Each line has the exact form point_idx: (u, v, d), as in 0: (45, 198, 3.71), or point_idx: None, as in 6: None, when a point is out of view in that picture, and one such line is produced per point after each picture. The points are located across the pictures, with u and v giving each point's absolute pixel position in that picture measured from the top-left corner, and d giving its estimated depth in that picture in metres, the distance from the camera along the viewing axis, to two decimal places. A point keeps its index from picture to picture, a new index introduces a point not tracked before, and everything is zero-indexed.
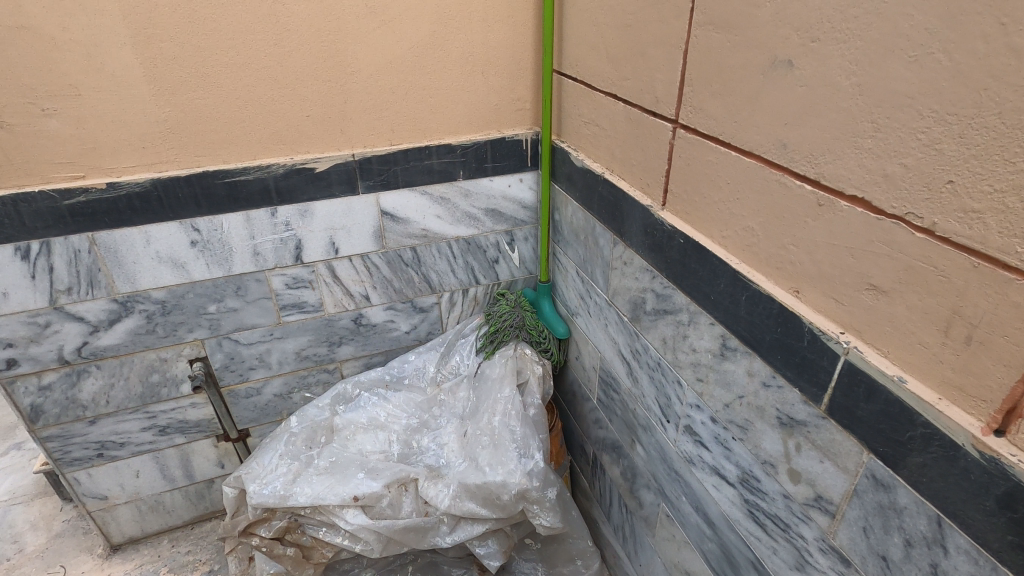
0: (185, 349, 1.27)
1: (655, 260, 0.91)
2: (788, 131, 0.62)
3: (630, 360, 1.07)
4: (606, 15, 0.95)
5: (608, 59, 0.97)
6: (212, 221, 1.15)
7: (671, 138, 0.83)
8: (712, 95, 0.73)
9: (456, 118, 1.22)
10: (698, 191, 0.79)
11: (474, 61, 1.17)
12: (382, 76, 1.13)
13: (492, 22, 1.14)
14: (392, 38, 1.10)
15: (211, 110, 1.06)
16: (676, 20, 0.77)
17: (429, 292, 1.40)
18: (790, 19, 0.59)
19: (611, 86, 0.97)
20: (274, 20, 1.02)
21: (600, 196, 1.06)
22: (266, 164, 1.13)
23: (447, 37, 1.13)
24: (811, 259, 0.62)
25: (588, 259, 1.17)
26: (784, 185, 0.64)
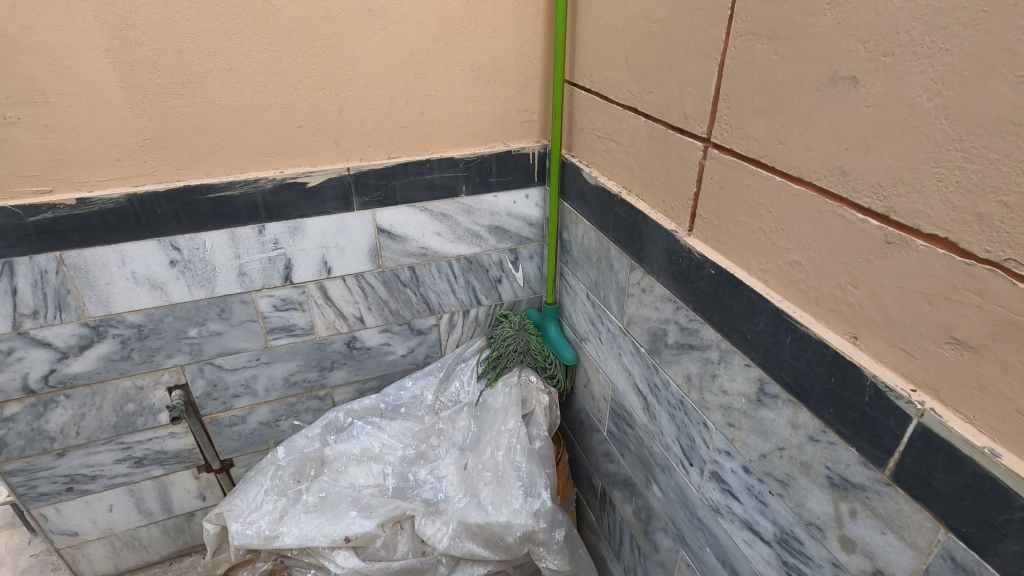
0: (163, 376, 1.17)
1: (680, 290, 0.83)
2: (849, 157, 0.54)
3: (647, 395, 0.99)
4: (627, 21, 0.87)
5: (628, 70, 0.89)
6: (193, 239, 1.06)
7: (702, 159, 0.76)
8: (753, 113, 0.66)
9: (460, 130, 1.14)
10: (733, 218, 0.72)
11: (480, 70, 1.09)
12: (380, 85, 1.05)
13: (500, 29, 1.07)
14: (393, 44, 1.02)
15: (194, 119, 0.97)
16: (711, 28, 0.70)
17: (427, 314, 1.31)
18: (855, 29, 0.52)
19: (632, 99, 0.90)
20: (265, 23, 0.94)
21: (616, 217, 0.98)
22: (253, 178, 1.04)
23: (451, 44, 1.05)
24: (874, 303, 0.55)
25: (600, 283, 1.09)
26: (842, 218, 0.56)
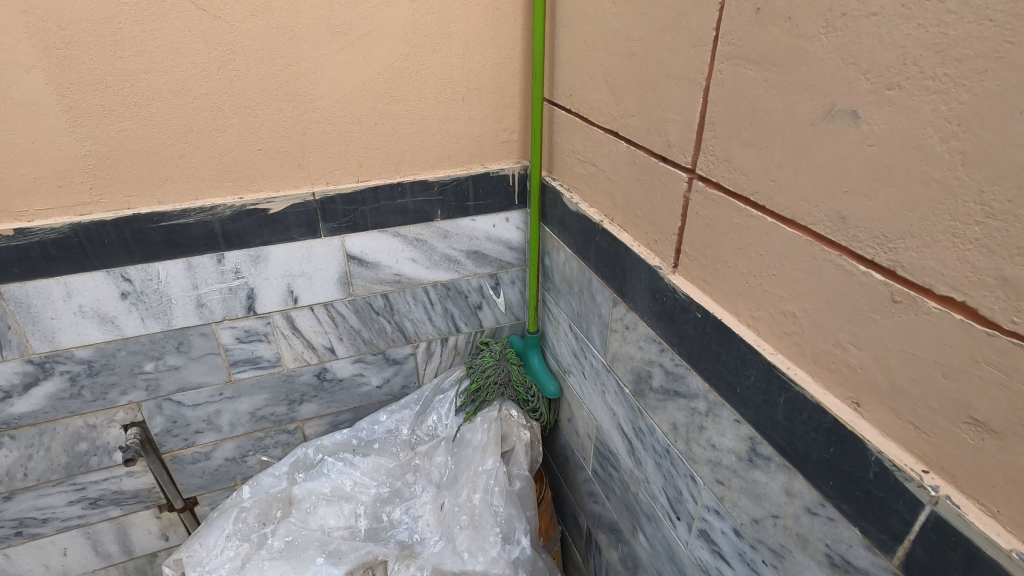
0: (117, 414, 1.10)
1: (665, 331, 0.76)
2: (848, 201, 0.48)
3: (632, 439, 0.92)
4: (607, 39, 0.81)
5: (608, 91, 0.83)
6: (146, 269, 0.98)
7: (687, 191, 0.69)
8: (742, 145, 0.59)
9: (434, 151, 1.07)
10: (721, 258, 0.65)
11: (454, 88, 1.03)
12: (346, 105, 0.98)
13: (475, 45, 1.00)
14: (359, 61, 0.95)
15: (143, 143, 0.90)
16: (695, 50, 0.63)
17: (403, 342, 1.24)
18: (855, 58, 0.45)
19: (613, 122, 0.83)
20: (218, 40, 0.87)
21: (597, 247, 0.91)
22: (209, 205, 0.97)
23: (423, 61, 0.99)
24: (878, 368, 0.48)
25: (583, 314, 1.02)
26: (841, 269, 0.49)
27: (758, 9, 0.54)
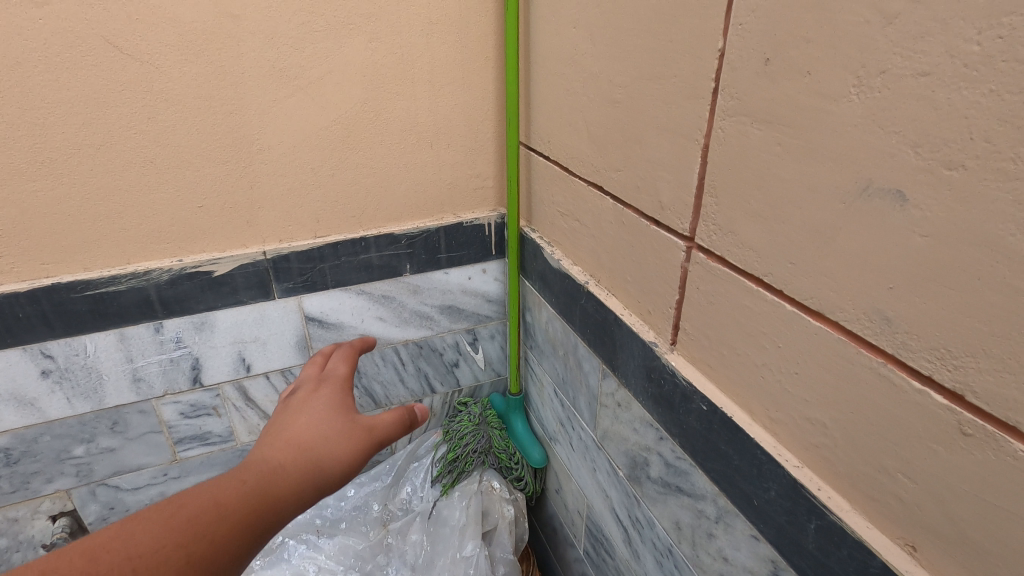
0: (42, 504, 0.97)
1: (663, 417, 0.66)
2: (892, 300, 0.38)
3: (629, 528, 0.81)
4: (586, 82, 0.72)
5: (590, 140, 0.73)
6: (70, 344, 0.86)
7: (685, 262, 0.60)
8: (750, 216, 0.50)
9: (400, 201, 0.97)
10: (728, 343, 0.55)
11: (421, 132, 0.93)
12: (299, 155, 0.88)
13: (442, 85, 0.91)
14: (311, 107, 0.85)
15: (61, 203, 0.79)
16: (689, 103, 0.54)
17: (372, 407, 1.13)
18: (898, 128, 0.36)
19: (596, 174, 0.74)
20: (146, 87, 0.76)
21: (583, 310, 0.81)
22: (144, 270, 0.86)
23: (384, 105, 0.89)
24: (940, 509, 0.38)
25: (569, 381, 0.92)
26: (886, 381, 0.40)
27: (767, 59, 0.45)
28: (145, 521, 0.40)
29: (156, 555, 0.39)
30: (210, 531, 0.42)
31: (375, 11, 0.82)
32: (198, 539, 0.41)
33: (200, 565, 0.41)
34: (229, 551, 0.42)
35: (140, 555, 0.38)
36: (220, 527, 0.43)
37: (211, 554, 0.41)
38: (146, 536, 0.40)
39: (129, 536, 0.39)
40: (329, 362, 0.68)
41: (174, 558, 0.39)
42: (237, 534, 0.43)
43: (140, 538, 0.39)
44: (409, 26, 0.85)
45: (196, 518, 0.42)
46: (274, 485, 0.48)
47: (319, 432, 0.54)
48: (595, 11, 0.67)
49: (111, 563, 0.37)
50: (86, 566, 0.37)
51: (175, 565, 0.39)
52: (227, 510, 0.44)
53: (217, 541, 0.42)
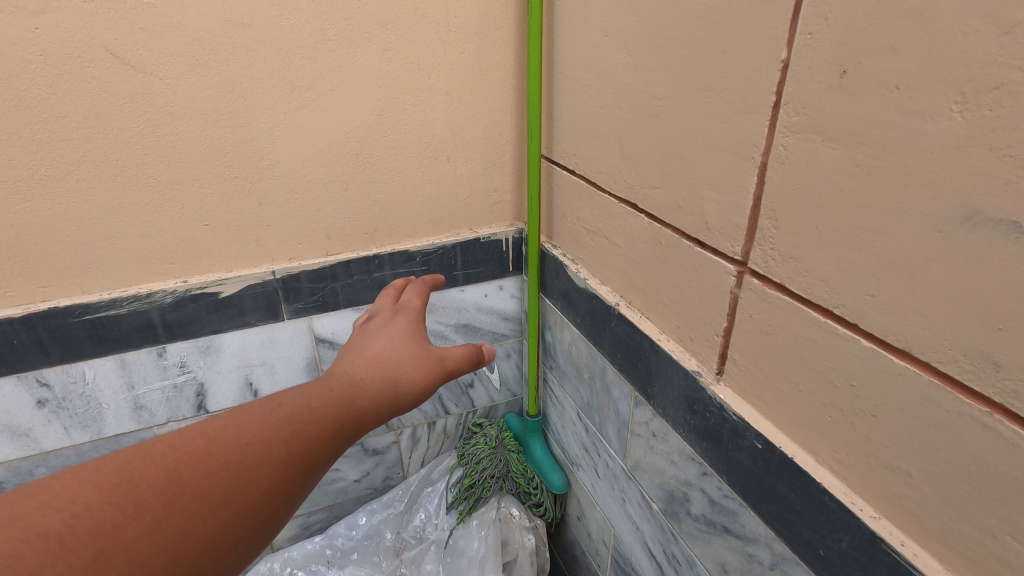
0: None
1: (707, 451, 0.62)
2: (1002, 344, 0.34)
3: (664, 566, 0.76)
4: (618, 94, 0.67)
5: (621, 155, 0.69)
6: (67, 371, 0.82)
7: (736, 289, 0.55)
8: (817, 242, 0.45)
9: (415, 217, 0.93)
10: (787, 377, 0.51)
11: (437, 145, 0.89)
12: (309, 170, 0.84)
13: (459, 96, 0.87)
14: (323, 120, 0.81)
15: (58, 224, 0.74)
16: (743, 118, 0.50)
17: (384, 431, 1.08)
18: (1015, 151, 0.32)
19: (628, 190, 0.69)
20: (149, 101, 0.72)
21: (613, 333, 0.77)
22: (146, 293, 0.82)
23: (398, 117, 0.85)
24: None
25: (595, 406, 0.87)
26: (992, 432, 0.36)
27: (842, 72, 0.41)
28: (252, 418, 0.46)
29: (261, 444, 0.44)
30: (306, 430, 0.47)
31: (391, 18, 0.78)
32: (296, 436, 0.46)
33: (299, 458, 0.46)
34: (322, 447, 0.47)
35: (249, 445, 0.44)
36: (313, 430, 0.47)
37: (307, 449, 0.46)
38: (253, 430, 0.45)
39: (239, 429, 0.45)
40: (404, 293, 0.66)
41: (278, 449, 0.45)
42: (327, 435, 0.48)
43: (248, 430, 0.45)
44: (425, 35, 0.81)
45: (293, 418, 0.47)
46: (357, 396, 0.52)
47: (395, 356, 0.56)
48: (630, 18, 0.62)
49: (226, 449, 0.43)
50: (206, 448, 0.43)
51: (278, 457, 0.44)
52: (319, 415, 0.48)
53: (311, 440, 0.47)
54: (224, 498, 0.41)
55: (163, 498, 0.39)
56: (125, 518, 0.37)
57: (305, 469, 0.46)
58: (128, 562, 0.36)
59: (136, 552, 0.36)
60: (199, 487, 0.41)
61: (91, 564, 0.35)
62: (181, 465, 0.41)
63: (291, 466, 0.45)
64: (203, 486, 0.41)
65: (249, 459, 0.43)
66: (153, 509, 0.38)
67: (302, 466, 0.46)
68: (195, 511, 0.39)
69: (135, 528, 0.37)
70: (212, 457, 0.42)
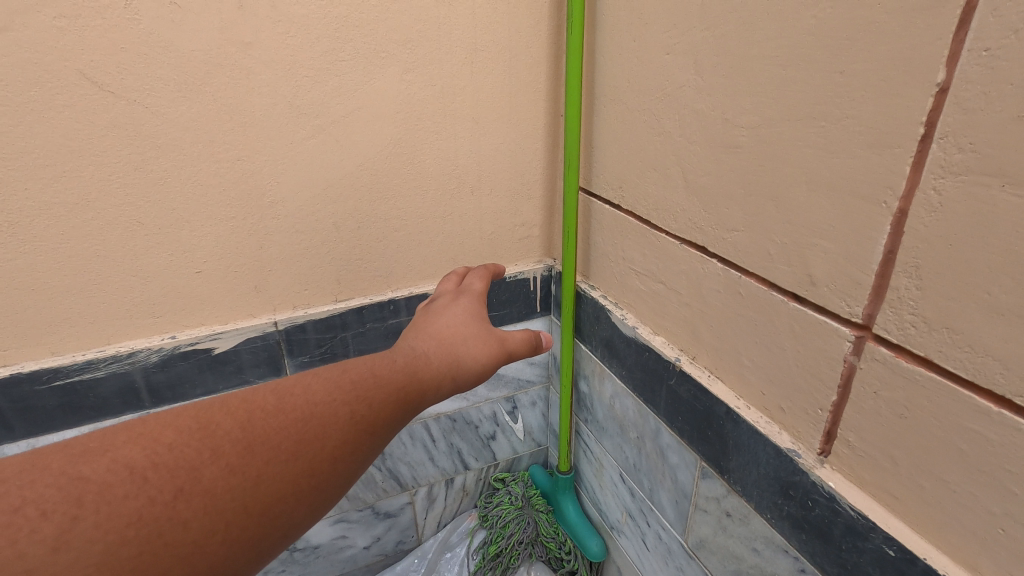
0: None
1: (806, 545, 0.52)
2: None
3: None
4: (683, 121, 0.59)
5: (685, 190, 0.60)
6: (34, 445, 0.71)
7: (851, 359, 0.46)
8: (987, 310, 0.36)
9: (434, 255, 0.84)
10: (931, 472, 0.41)
11: (460, 177, 0.80)
12: (317, 207, 0.74)
13: (485, 122, 0.78)
14: (333, 151, 0.72)
15: (23, 276, 0.63)
16: (868, 154, 0.41)
17: (398, 492, 0.97)
18: None
19: (692, 231, 0.61)
20: (133, 132, 0.62)
21: (671, 392, 0.67)
22: (127, 352, 0.70)
23: (418, 145, 0.76)
24: None
25: (645, 469, 0.77)
26: None
27: None
28: (319, 381, 0.47)
29: (328, 406, 0.45)
30: (369, 397, 0.47)
31: (412, 36, 0.69)
32: (360, 401, 0.47)
33: (360, 424, 0.46)
34: (383, 416, 0.48)
35: (317, 405, 0.45)
36: (377, 398, 0.48)
37: (370, 415, 0.47)
38: (321, 393, 0.46)
39: (308, 390, 0.46)
40: (465, 278, 0.74)
41: (342, 413, 0.45)
42: (389, 404, 0.49)
43: (316, 392, 0.46)
44: (450, 54, 0.72)
45: (359, 384, 0.48)
46: (421, 367, 0.55)
47: (459, 330, 0.61)
48: (702, 34, 0.54)
49: (294, 407, 0.44)
50: (277, 404, 0.44)
51: (342, 420, 0.45)
52: (382, 386, 0.49)
53: (374, 406, 0.47)
54: (294, 452, 0.42)
55: (236, 445, 0.40)
56: (203, 461, 0.38)
57: (368, 436, 0.46)
58: (205, 502, 0.36)
59: (213, 495, 0.37)
60: (272, 439, 0.41)
61: (172, 499, 0.35)
62: (255, 419, 0.42)
63: (355, 431, 0.45)
64: (273, 439, 0.41)
65: (316, 419, 0.44)
66: (229, 456, 0.39)
67: (365, 429, 0.46)
68: (266, 461, 0.40)
69: (212, 470, 0.38)
70: (283, 413, 0.43)
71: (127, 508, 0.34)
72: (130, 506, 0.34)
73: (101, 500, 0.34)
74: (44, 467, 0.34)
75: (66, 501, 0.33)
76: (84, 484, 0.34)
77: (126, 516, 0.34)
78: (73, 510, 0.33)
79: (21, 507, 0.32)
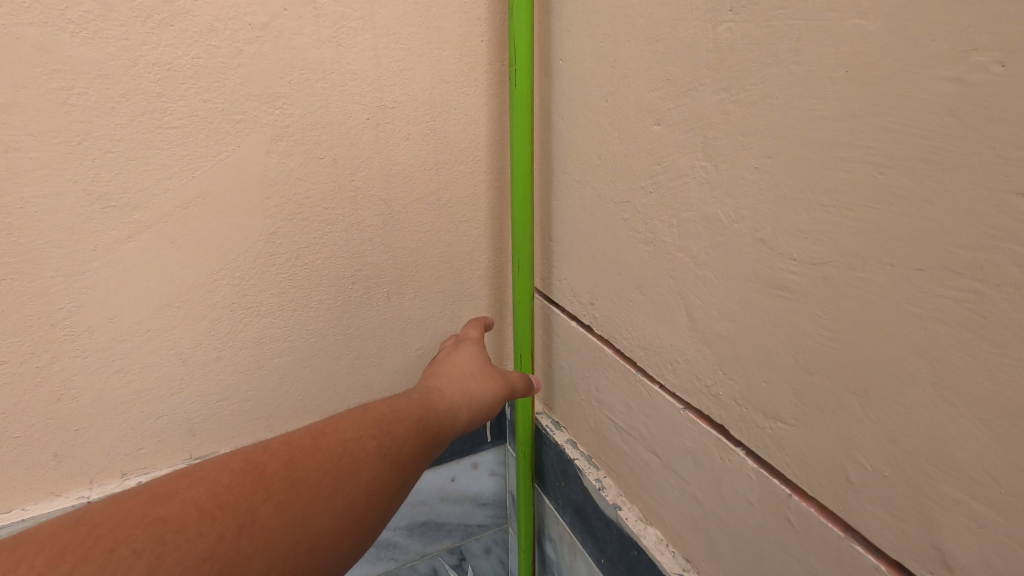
0: None
1: None
2: None
3: None
4: (686, 229, 0.37)
5: (690, 333, 0.39)
6: None
7: None
8: None
9: (340, 383, 0.61)
10: None
11: (371, 278, 0.57)
12: (153, 335, 0.50)
13: (404, 205, 0.56)
14: (169, 257, 0.48)
15: None
16: None
17: None
18: None
19: (703, 397, 0.38)
20: None
21: None
22: None
23: (304, 242, 0.53)
24: None
25: None
26: None
27: None
28: (351, 416, 0.40)
29: (359, 441, 0.37)
30: (393, 431, 0.40)
31: (283, 89, 0.47)
32: (385, 434, 0.39)
33: (393, 460, 0.38)
34: (414, 452, 0.40)
35: (351, 440, 0.37)
36: (398, 434, 0.40)
37: (400, 450, 0.39)
38: (349, 429, 0.38)
39: (339, 428, 0.38)
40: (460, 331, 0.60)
41: (371, 447, 0.37)
42: (414, 438, 0.40)
43: (346, 427, 0.38)
44: (344, 113, 0.50)
45: (381, 417, 0.40)
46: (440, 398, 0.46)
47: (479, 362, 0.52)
48: (716, 98, 0.33)
49: (330, 445, 0.37)
50: (312, 441, 0.37)
51: (373, 454, 0.37)
52: (402, 419, 0.41)
53: (401, 439, 0.39)
54: (338, 487, 0.35)
55: (286, 482, 0.33)
56: (259, 497, 0.32)
57: (402, 473, 0.38)
58: (266, 540, 0.30)
59: (272, 534, 0.31)
60: (312, 475, 0.34)
61: (239, 535, 0.30)
62: (297, 456, 0.35)
63: (391, 466, 0.37)
64: (316, 476, 0.34)
65: (351, 455, 0.36)
66: (281, 494, 0.33)
67: (400, 464, 0.38)
68: (311, 498, 0.33)
69: (270, 507, 0.32)
70: (320, 451, 0.36)
71: (199, 548, 0.29)
72: (203, 545, 0.29)
73: (179, 540, 0.28)
74: (122, 513, 0.29)
75: (149, 538, 0.28)
76: (160, 525, 0.29)
77: (203, 556, 0.28)
78: (156, 548, 0.28)
79: (112, 548, 0.27)
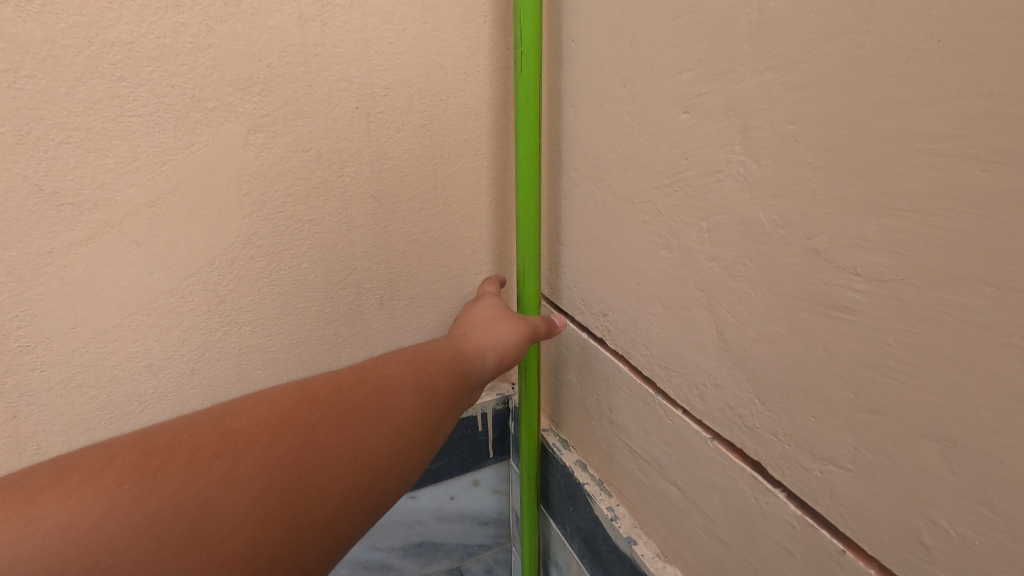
0: None
1: None
2: None
3: None
4: (717, 235, 0.32)
5: (721, 354, 0.33)
6: None
7: None
8: None
9: None
10: None
11: (361, 283, 0.52)
12: (119, 345, 0.45)
13: (397, 203, 0.51)
14: (134, 260, 0.43)
15: None
16: None
17: None
18: None
19: (734, 428, 0.33)
20: None
21: None
22: None
23: (287, 244, 0.48)
24: None
25: None
26: None
27: None
28: (393, 356, 0.41)
29: (400, 377, 0.39)
30: (434, 368, 0.41)
31: (262, 74, 0.42)
32: (423, 370, 0.40)
33: (432, 397, 0.39)
34: (451, 390, 0.41)
35: (392, 374, 0.39)
36: (435, 372, 0.41)
37: (438, 388, 0.40)
38: (391, 366, 0.40)
39: (383, 365, 0.40)
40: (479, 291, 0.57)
41: (412, 382, 0.39)
42: (453, 375, 0.41)
43: (386, 364, 0.40)
44: (330, 101, 0.45)
45: (416, 357, 0.41)
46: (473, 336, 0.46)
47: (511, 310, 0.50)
48: (760, 81, 0.27)
49: (374, 378, 0.39)
50: (357, 376, 0.39)
51: (413, 389, 0.39)
52: (437, 357, 0.42)
53: (438, 375, 0.41)
54: (382, 416, 0.36)
55: (336, 408, 0.35)
56: (315, 418, 0.34)
57: (440, 409, 0.40)
58: (324, 457, 0.33)
59: (331, 450, 0.33)
60: (359, 405, 0.36)
61: (302, 448, 0.32)
62: (344, 388, 0.37)
63: (430, 401, 0.39)
64: (364, 405, 0.36)
65: (394, 388, 0.38)
66: (334, 416, 0.35)
67: (438, 400, 0.39)
68: (359, 425, 0.35)
69: (326, 426, 0.34)
70: (365, 384, 0.38)
71: (264, 461, 0.31)
72: (268, 459, 0.31)
73: (251, 451, 0.31)
74: (198, 425, 0.32)
75: (223, 445, 0.30)
76: (230, 435, 0.31)
77: (272, 466, 0.31)
78: (229, 457, 0.30)
79: (194, 451, 0.30)
